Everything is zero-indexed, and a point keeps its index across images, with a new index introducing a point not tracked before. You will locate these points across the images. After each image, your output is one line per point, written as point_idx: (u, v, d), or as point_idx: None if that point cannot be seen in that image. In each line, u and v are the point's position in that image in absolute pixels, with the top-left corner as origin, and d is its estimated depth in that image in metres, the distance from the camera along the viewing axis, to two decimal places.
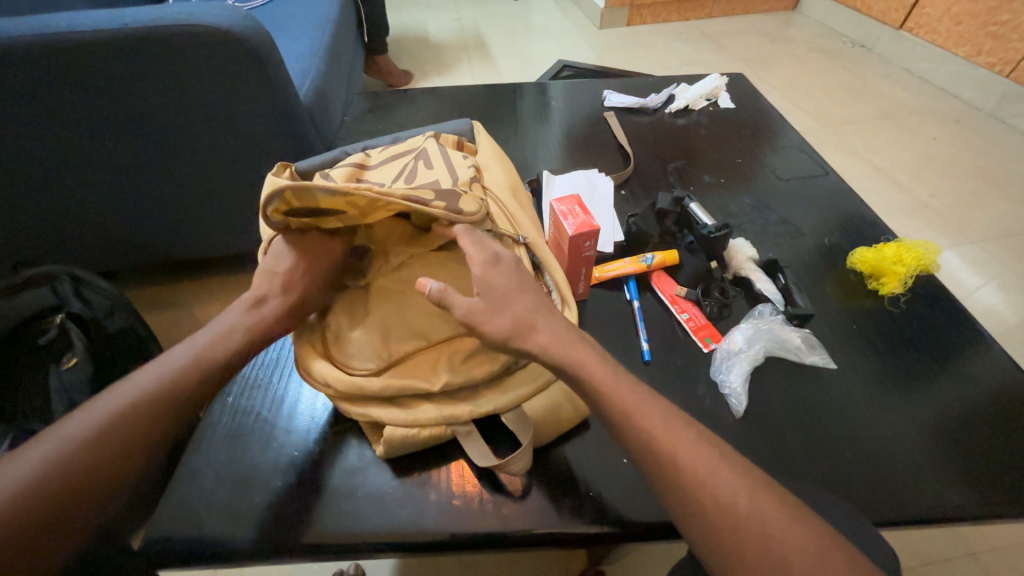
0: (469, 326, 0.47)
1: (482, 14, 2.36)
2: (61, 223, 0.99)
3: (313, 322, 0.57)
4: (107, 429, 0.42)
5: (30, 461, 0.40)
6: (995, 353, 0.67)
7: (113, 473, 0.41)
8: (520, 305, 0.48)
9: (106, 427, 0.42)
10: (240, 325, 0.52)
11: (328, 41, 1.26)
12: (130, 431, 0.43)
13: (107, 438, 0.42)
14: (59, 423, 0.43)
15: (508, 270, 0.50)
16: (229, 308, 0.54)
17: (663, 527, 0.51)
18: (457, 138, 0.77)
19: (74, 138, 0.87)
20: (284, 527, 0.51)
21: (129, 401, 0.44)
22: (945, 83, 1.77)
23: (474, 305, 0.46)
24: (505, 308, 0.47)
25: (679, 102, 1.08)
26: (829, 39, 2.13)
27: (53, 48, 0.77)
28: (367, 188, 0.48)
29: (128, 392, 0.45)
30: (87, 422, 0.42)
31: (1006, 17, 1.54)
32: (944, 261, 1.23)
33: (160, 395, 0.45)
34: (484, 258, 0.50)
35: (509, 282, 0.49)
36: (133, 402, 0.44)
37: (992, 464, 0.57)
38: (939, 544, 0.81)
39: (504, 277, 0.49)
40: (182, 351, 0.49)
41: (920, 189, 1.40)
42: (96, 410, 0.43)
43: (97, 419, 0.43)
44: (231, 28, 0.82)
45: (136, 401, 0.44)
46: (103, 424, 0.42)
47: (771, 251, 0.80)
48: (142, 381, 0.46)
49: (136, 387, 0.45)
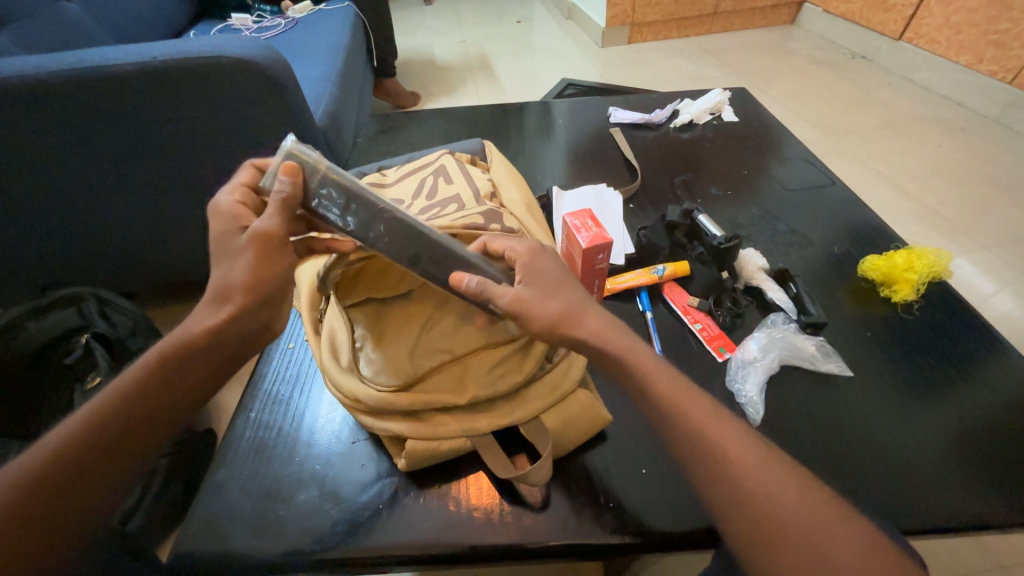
0: (517, 313, 0.48)
1: (486, 36, 2.43)
2: (87, 246, 1.02)
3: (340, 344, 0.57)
4: (60, 464, 0.38)
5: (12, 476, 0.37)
6: (1014, 358, 0.67)
7: (77, 507, 0.37)
8: (568, 294, 0.49)
9: (57, 463, 0.38)
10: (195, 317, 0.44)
11: (341, 67, 1.31)
12: (87, 457, 0.39)
13: (61, 473, 0.38)
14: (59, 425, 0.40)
15: (551, 260, 0.52)
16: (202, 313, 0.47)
17: (684, 539, 0.51)
18: (470, 156, 0.83)
19: (102, 164, 0.91)
20: (309, 540, 0.52)
21: (79, 432, 0.39)
22: (947, 92, 1.78)
23: (521, 294, 0.48)
24: (554, 295, 0.48)
25: (683, 117, 1.10)
26: (829, 51, 2.16)
27: (86, 82, 0.81)
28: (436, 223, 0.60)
29: (73, 423, 0.40)
30: (32, 462, 0.38)
31: (1006, 25, 1.56)
32: (957, 268, 1.22)
33: (116, 418, 0.40)
34: (528, 248, 0.51)
35: (555, 271, 0.51)
36: (83, 433, 0.39)
37: (1016, 472, 0.56)
38: (967, 556, 0.79)
39: (549, 265, 0.51)
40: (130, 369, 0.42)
41: (927, 196, 1.41)
42: (38, 452, 0.38)
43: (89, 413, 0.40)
44: (253, 59, 0.86)
45: (85, 428, 0.39)
46: (52, 461, 0.38)
47: (781, 261, 0.80)
48: (92, 406, 0.41)
49: (85, 413, 0.40)
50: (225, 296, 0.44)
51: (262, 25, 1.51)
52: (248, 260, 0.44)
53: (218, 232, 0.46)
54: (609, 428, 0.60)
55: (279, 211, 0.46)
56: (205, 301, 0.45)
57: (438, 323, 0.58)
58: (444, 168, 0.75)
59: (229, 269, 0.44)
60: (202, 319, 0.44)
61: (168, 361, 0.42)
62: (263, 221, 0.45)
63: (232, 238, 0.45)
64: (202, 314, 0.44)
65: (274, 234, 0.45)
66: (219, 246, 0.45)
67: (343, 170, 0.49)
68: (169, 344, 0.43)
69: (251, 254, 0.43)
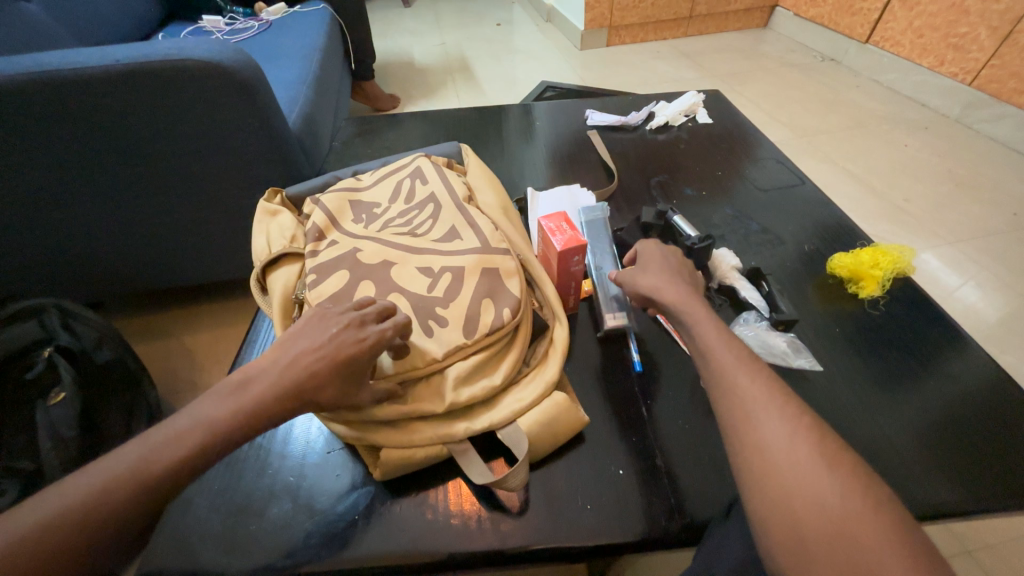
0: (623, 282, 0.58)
1: (466, 38, 2.43)
2: (50, 255, 0.98)
3: None
4: (63, 525, 0.34)
5: (59, 500, 0.35)
6: (975, 350, 0.69)
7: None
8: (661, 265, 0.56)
9: (69, 519, 0.34)
10: (262, 395, 0.41)
11: (317, 69, 1.29)
12: (91, 528, 0.34)
13: (60, 541, 0.34)
14: (112, 458, 0.37)
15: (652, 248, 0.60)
16: (259, 378, 0.42)
17: (662, 540, 0.51)
18: (446, 159, 0.83)
19: (62, 169, 0.87)
20: (281, 555, 0.51)
21: (98, 484, 0.36)
22: (911, 93, 1.85)
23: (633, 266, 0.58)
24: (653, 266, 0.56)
25: (658, 119, 1.12)
26: (800, 54, 2.22)
27: (44, 84, 0.77)
28: (477, 230, 0.66)
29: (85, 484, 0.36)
30: (78, 494, 0.35)
31: (964, 29, 1.63)
32: (924, 263, 1.27)
33: (124, 493, 0.36)
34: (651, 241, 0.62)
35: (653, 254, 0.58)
36: (88, 501, 0.35)
37: (979, 460, 0.58)
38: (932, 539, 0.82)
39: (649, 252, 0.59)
40: (166, 427, 0.39)
41: (895, 194, 1.45)
42: (55, 498, 0.35)
43: (129, 461, 0.37)
44: (222, 62, 0.84)
45: (98, 489, 0.36)
46: (63, 515, 0.34)
47: (754, 259, 0.82)
48: (112, 465, 0.37)
49: (110, 466, 0.37)
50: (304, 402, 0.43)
51: (235, 27, 1.48)
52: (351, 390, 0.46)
53: (333, 336, 0.45)
54: (587, 430, 0.60)
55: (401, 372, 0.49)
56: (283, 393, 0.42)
57: (445, 332, 0.55)
58: (419, 170, 0.76)
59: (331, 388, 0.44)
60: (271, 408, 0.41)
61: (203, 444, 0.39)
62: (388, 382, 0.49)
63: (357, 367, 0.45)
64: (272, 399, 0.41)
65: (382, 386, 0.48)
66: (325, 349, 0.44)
67: (446, 150, 0.86)
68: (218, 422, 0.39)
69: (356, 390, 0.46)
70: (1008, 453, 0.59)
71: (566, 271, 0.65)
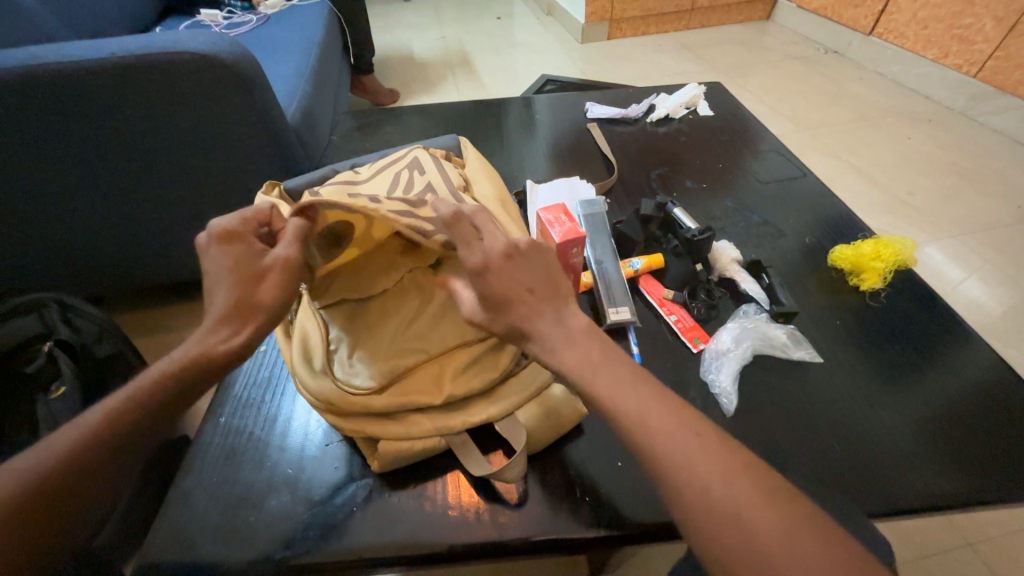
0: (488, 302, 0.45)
1: (466, 32, 2.41)
2: (49, 251, 0.98)
3: (334, 352, 0.56)
4: (28, 489, 0.37)
5: (27, 461, 0.38)
6: (976, 341, 0.69)
7: (39, 521, 0.36)
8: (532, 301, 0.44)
9: (34, 484, 0.37)
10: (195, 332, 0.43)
11: (315, 63, 1.28)
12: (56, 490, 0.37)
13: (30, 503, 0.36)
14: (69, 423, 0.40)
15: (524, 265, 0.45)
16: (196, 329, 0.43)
17: (659, 532, 0.51)
18: (445, 152, 0.82)
19: (60, 164, 0.87)
20: (279, 546, 0.51)
21: (60, 449, 0.38)
22: (915, 85, 1.83)
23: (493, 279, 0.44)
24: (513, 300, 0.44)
25: (659, 111, 1.11)
26: (803, 46, 2.20)
27: (40, 78, 0.77)
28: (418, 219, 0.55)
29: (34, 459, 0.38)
30: (39, 459, 0.38)
31: (970, 20, 1.61)
32: (926, 256, 1.26)
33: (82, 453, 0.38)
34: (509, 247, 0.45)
35: (528, 279, 0.45)
36: (50, 466, 0.37)
37: (979, 452, 0.58)
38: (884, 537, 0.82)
39: (523, 273, 0.45)
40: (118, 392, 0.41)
41: (898, 187, 1.44)
42: (20, 465, 0.37)
43: (85, 424, 0.39)
44: (218, 54, 0.83)
45: (56, 455, 0.38)
46: (27, 482, 0.37)
47: (755, 252, 0.81)
48: (55, 441, 0.39)
49: (69, 431, 0.39)
50: (245, 316, 0.44)
51: (233, 21, 1.47)
52: (271, 283, 0.45)
53: (215, 258, 0.45)
54: (586, 423, 0.59)
55: (293, 238, 0.48)
56: (216, 320, 0.43)
57: (421, 321, 0.57)
58: (417, 161, 0.75)
59: (248, 289, 0.44)
60: (212, 343, 0.43)
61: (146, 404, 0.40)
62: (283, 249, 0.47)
63: (252, 260, 0.45)
64: (206, 333, 0.43)
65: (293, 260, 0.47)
66: (231, 266, 0.44)
67: (443, 143, 0.85)
68: (160, 372, 0.41)
69: (274, 278, 0.45)
70: (1008, 444, 0.59)
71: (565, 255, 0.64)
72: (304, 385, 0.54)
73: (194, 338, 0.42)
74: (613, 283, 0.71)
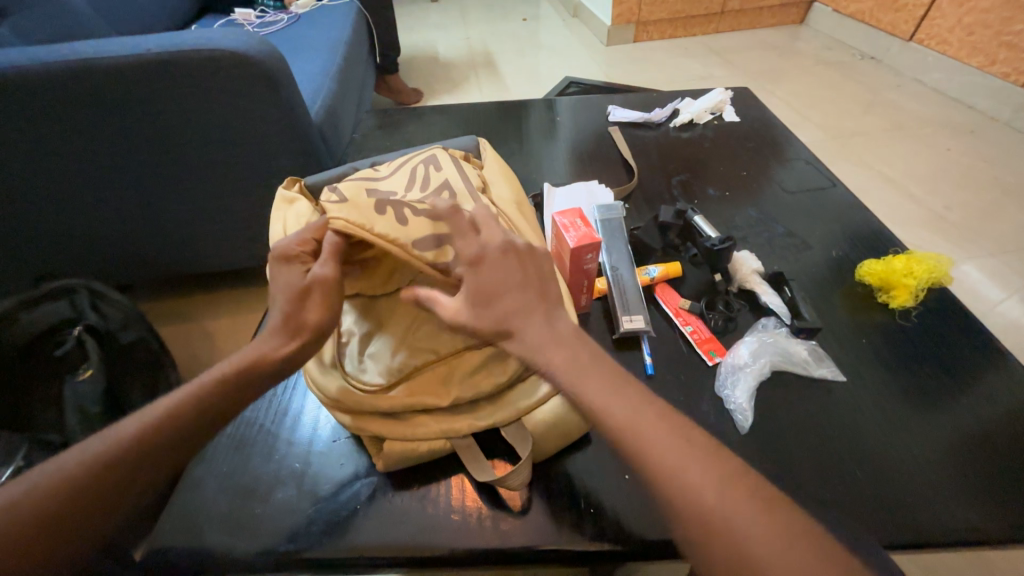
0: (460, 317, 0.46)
1: (491, 33, 2.42)
2: (83, 238, 1.03)
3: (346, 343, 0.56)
4: (92, 471, 0.38)
5: (98, 443, 0.39)
6: (1014, 367, 0.65)
7: (95, 504, 0.37)
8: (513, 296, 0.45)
9: (97, 469, 0.38)
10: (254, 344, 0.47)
11: (341, 62, 1.30)
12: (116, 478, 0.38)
13: (90, 486, 0.38)
14: (137, 413, 0.42)
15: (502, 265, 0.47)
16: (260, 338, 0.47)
17: (666, 549, 0.50)
18: (463, 152, 0.82)
19: (96, 156, 0.90)
20: (282, 539, 0.51)
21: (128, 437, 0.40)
22: (958, 94, 1.75)
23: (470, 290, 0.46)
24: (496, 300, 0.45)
25: (683, 116, 1.09)
26: (838, 51, 2.13)
27: (80, 73, 0.80)
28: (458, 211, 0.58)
29: (95, 441, 0.40)
30: (106, 444, 0.39)
31: (1020, 27, 1.53)
32: (963, 274, 1.20)
33: (147, 443, 0.40)
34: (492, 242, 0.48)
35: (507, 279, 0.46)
36: (115, 452, 0.39)
37: (1013, 486, 0.55)
38: (903, 569, 0.78)
39: (498, 273, 0.46)
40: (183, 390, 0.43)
41: (934, 201, 1.38)
42: (89, 448, 0.39)
43: (153, 416, 0.41)
44: (247, 52, 0.85)
45: (122, 442, 0.39)
46: (93, 466, 0.38)
47: (778, 264, 0.79)
48: (123, 426, 0.41)
49: (136, 422, 0.41)
50: (293, 331, 0.47)
51: (265, 20, 1.51)
52: (318, 302, 0.48)
53: (278, 280, 0.50)
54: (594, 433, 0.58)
55: (330, 258, 0.50)
56: (271, 331, 0.47)
57: (430, 321, 0.56)
58: (435, 158, 0.75)
59: (297, 309, 0.48)
60: (266, 348, 0.46)
61: (198, 398, 0.42)
62: (322, 267, 0.50)
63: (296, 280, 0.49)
64: (267, 342, 0.47)
65: (331, 279, 0.49)
66: (281, 286, 0.49)
67: (462, 144, 0.85)
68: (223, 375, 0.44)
69: (318, 299, 0.48)
70: None
71: (578, 260, 0.63)
72: (314, 377, 0.55)
73: (253, 347, 0.46)
74: (628, 290, 0.69)
